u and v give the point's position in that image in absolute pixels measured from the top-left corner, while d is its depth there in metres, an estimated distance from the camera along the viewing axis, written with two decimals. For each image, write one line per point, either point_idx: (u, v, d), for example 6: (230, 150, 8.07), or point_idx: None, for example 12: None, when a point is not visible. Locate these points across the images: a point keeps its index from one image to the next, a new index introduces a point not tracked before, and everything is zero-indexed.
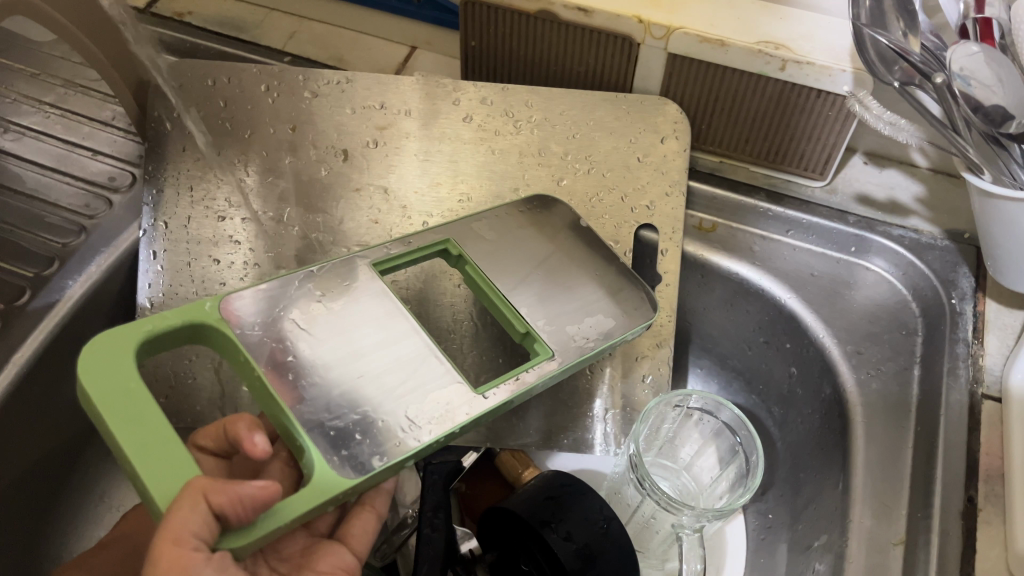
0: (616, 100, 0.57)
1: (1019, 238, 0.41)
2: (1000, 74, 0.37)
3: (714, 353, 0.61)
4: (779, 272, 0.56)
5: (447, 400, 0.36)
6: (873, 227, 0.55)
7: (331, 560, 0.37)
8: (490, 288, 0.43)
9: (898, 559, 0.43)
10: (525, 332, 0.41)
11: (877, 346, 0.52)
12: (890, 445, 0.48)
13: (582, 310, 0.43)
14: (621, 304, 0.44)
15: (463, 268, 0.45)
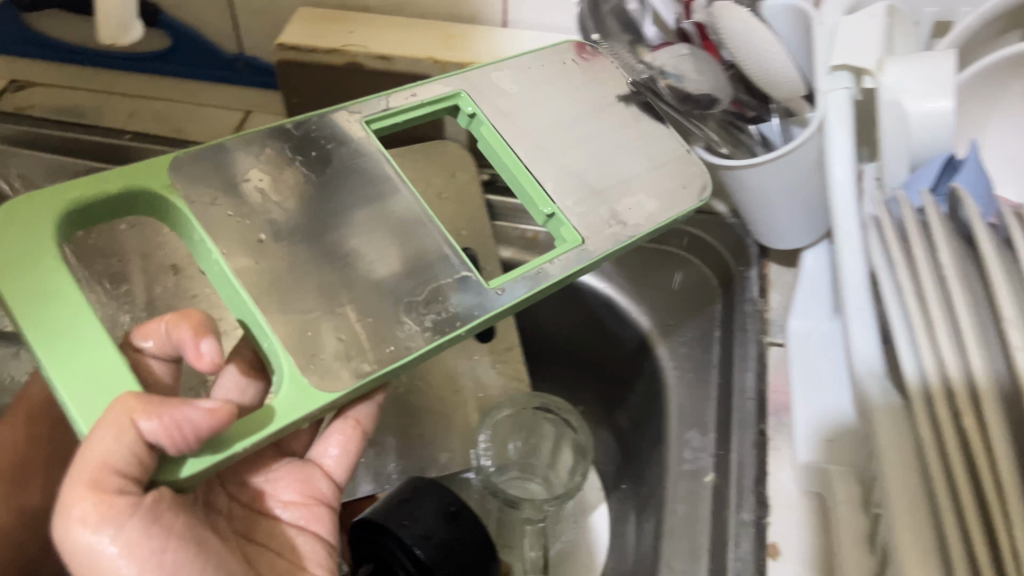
0: (402, 155, 0.63)
1: (758, 196, 0.50)
2: (701, 68, 0.45)
3: (557, 350, 0.67)
4: (595, 266, 0.63)
5: (457, 294, 0.41)
6: (669, 213, 0.63)
7: (302, 487, 0.43)
8: (503, 149, 0.48)
9: (708, 490, 0.49)
10: (550, 214, 0.45)
11: (683, 317, 0.59)
12: (698, 397, 0.54)
13: (617, 191, 0.47)
14: (672, 195, 0.47)
15: (474, 125, 0.49)
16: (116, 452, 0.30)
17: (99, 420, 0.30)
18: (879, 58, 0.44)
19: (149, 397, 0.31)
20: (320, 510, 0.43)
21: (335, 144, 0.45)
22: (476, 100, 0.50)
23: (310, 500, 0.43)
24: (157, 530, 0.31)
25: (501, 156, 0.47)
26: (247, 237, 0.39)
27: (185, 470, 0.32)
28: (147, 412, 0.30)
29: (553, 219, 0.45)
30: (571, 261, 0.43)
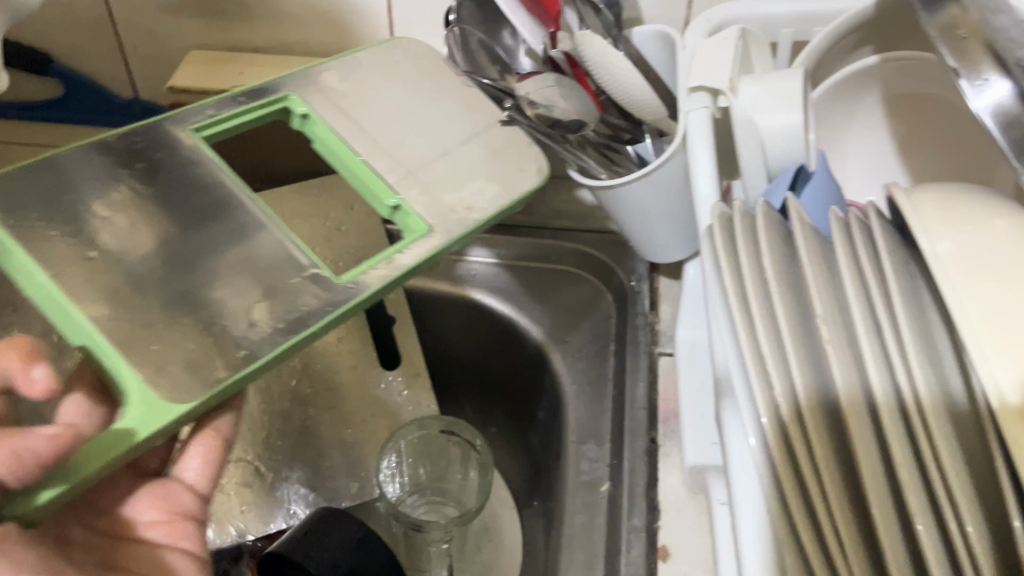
0: (300, 190, 0.64)
1: (634, 212, 0.52)
2: (567, 97, 0.48)
3: (466, 374, 0.68)
4: (493, 288, 0.64)
5: (302, 297, 0.38)
6: (562, 236, 0.66)
7: (162, 504, 0.40)
8: (337, 145, 0.44)
9: (604, 498, 0.50)
10: (396, 205, 0.42)
11: (579, 333, 0.60)
12: (595, 409, 0.56)
13: (462, 178, 0.44)
14: (523, 171, 0.46)
15: (304, 124, 0.46)
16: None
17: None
18: (729, 80, 0.47)
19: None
20: (186, 526, 0.40)
21: (168, 154, 0.42)
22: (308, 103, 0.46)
23: (175, 518, 0.40)
24: (8, 565, 0.29)
25: (344, 158, 0.44)
26: (67, 255, 0.36)
27: (39, 499, 0.30)
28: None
29: (402, 209, 0.42)
30: (423, 250, 0.40)
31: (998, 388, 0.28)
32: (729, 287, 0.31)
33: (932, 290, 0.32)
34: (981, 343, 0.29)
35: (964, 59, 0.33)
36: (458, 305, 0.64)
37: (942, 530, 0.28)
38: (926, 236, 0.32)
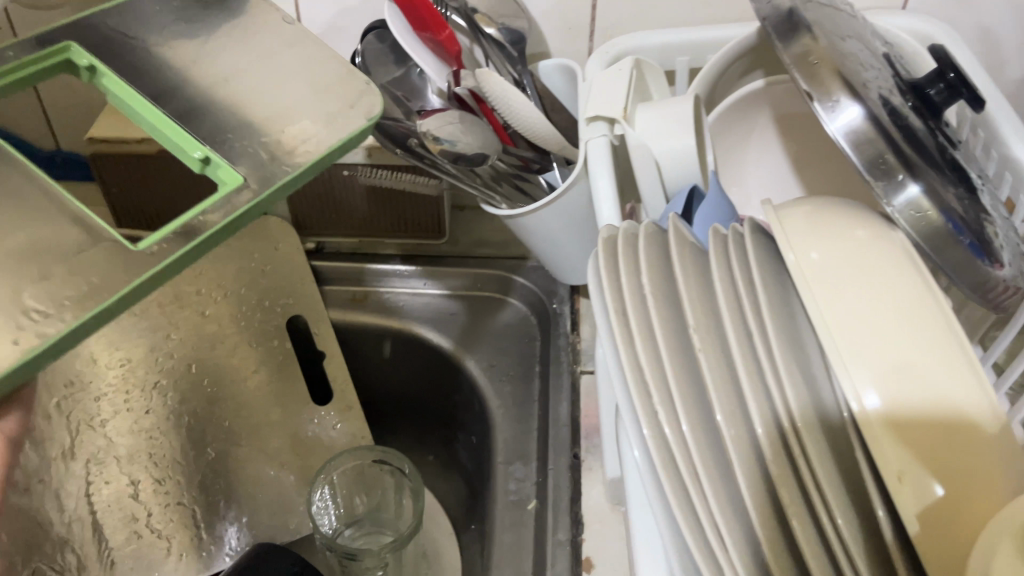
0: (224, 234, 0.64)
1: (542, 237, 0.55)
2: (470, 130, 0.50)
3: (400, 404, 0.69)
4: (421, 318, 0.65)
5: (96, 273, 0.34)
6: (489, 262, 0.67)
7: None
8: (129, 99, 0.42)
9: (531, 515, 0.52)
10: (204, 160, 0.40)
11: (506, 358, 0.62)
12: (521, 430, 0.57)
13: (284, 127, 0.42)
14: (346, 113, 0.42)
15: (95, 78, 0.43)
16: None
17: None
18: (623, 108, 0.50)
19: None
20: None
21: None
22: (90, 52, 0.43)
23: None
24: None
25: (142, 113, 0.41)
26: None
27: None
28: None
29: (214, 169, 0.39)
30: (242, 201, 0.38)
31: (865, 393, 0.30)
32: (610, 303, 0.33)
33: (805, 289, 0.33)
34: (846, 351, 0.31)
35: (816, 82, 0.36)
36: (386, 337, 0.65)
37: (814, 520, 0.30)
38: (792, 248, 0.35)
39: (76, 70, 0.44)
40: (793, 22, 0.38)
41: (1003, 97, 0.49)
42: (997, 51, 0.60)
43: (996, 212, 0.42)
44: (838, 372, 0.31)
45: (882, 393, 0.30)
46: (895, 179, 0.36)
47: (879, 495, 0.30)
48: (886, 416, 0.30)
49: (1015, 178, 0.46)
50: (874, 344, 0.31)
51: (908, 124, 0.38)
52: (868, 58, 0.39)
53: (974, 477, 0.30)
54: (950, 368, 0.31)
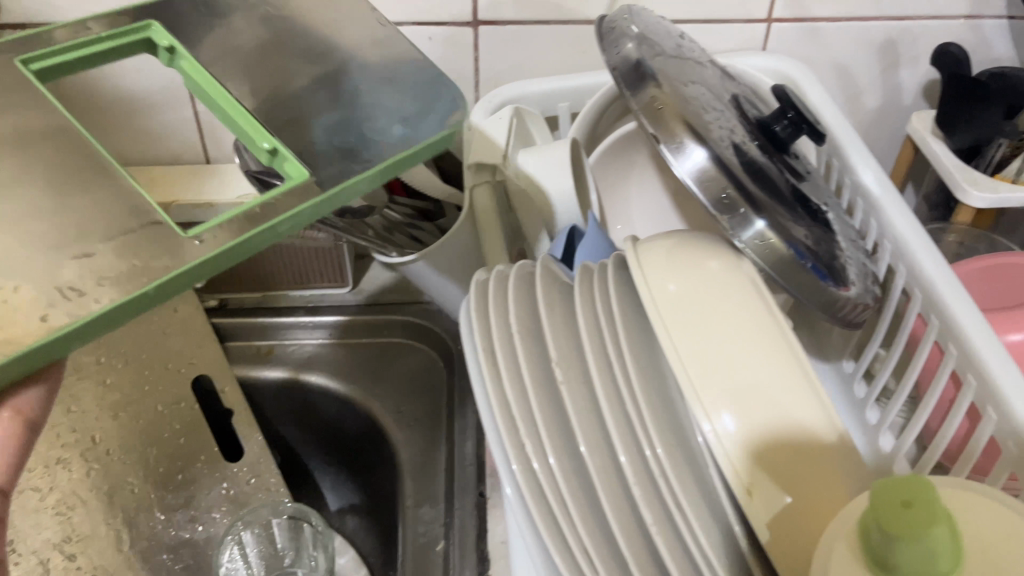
0: None
1: (436, 281, 0.56)
2: None
3: (313, 456, 0.69)
4: (328, 368, 0.66)
5: (155, 249, 0.34)
6: (395, 308, 0.68)
7: None
8: (213, 82, 0.43)
9: (438, 556, 0.53)
10: (271, 149, 0.40)
11: (414, 402, 0.63)
12: (429, 472, 0.58)
13: (361, 131, 0.43)
14: (426, 118, 0.43)
15: (175, 61, 0.44)
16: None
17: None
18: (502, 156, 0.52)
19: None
20: None
21: None
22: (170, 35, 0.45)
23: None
24: None
25: (215, 97, 0.42)
26: None
27: None
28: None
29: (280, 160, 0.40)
30: (313, 192, 0.37)
31: (718, 418, 0.33)
32: (478, 342, 0.35)
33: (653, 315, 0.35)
34: (698, 378, 0.34)
35: (662, 128, 0.38)
36: (293, 390, 0.66)
37: (678, 533, 0.32)
38: (643, 276, 0.37)
39: (154, 51, 0.45)
40: (639, 73, 0.40)
41: (850, 130, 0.53)
42: (852, 85, 0.64)
43: (845, 237, 0.46)
44: (691, 400, 0.33)
45: (734, 416, 0.33)
46: (738, 213, 0.38)
47: (734, 511, 0.33)
48: (738, 440, 0.32)
49: (864, 204, 0.50)
50: (724, 369, 0.34)
51: (756, 162, 0.42)
52: (712, 101, 0.43)
53: (818, 480, 0.33)
54: (792, 385, 0.34)
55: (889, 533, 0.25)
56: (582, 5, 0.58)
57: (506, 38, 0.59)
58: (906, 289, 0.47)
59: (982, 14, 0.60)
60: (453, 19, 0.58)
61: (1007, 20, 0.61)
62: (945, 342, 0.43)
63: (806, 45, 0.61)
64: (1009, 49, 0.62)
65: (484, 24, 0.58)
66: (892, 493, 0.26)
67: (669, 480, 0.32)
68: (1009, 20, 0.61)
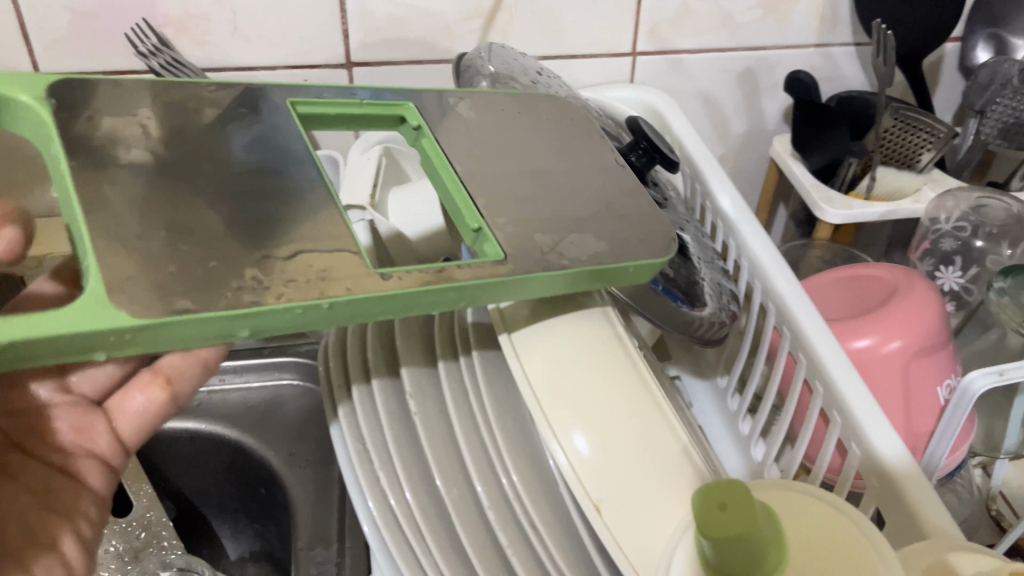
0: None
1: None
2: None
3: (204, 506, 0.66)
4: (218, 414, 0.64)
5: (345, 272, 0.30)
6: (283, 350, 0.68)
7: (79, 432, 0.40)
8: (443, 160, 0.38)
9: None
10: (478, 228, 0.35)
11: (306, 443, 0.63)
12: (322, 510, 0.58)
13: (568, 229, 0.36)
14: (640, 247, 0.37)
15: (420, 140, 0.40)
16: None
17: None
18: (371, 196, 0.51)
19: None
20: (94, 466, 0.41)
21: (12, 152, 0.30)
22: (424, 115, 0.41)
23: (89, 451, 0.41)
24: None
25: (441, 172, 0.38)
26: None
27: None
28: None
29: (486, 239, 0.35)
30: (485, 272, 0.32)
31: (571, 441, 0.34)
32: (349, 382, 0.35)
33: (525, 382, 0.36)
34: (549, 404, 0.35)
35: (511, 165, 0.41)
36: (183, 439, 0.63)
37: (531, 546, 0.35)
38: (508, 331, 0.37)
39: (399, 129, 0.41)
40: None
41: (710, 157, 0.55)
42: (718, 112, 0.68)
43: (702, 258, 0.48)
44: (542, 425, 0.35)
45: (585, 437, 0.34)
46: None
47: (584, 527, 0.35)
48: (590, 459, 0.34)
49: (722, 225, 0.53)
50: (575, 396, 0.35)
51: None
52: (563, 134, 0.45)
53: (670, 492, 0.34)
54: (643, 409, 0.36)
55: (709, 538, 0.26)
56: (454, 43, 0.59)
57: (381, 79, 0.60)
58: (762, 304, 0.49)
59: (830, 42, 0.64)
60: (326, 61, 0.58)
61: (853, 47, 0.65)
62: (797, 350, 0.45)
63: (672, 75, 0.64)
64: (858, 73, 0.66)
65: (359, 65, 0.58)
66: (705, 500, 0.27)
67: (523, 501, 0.35)
68: (855, 47, 0.65)
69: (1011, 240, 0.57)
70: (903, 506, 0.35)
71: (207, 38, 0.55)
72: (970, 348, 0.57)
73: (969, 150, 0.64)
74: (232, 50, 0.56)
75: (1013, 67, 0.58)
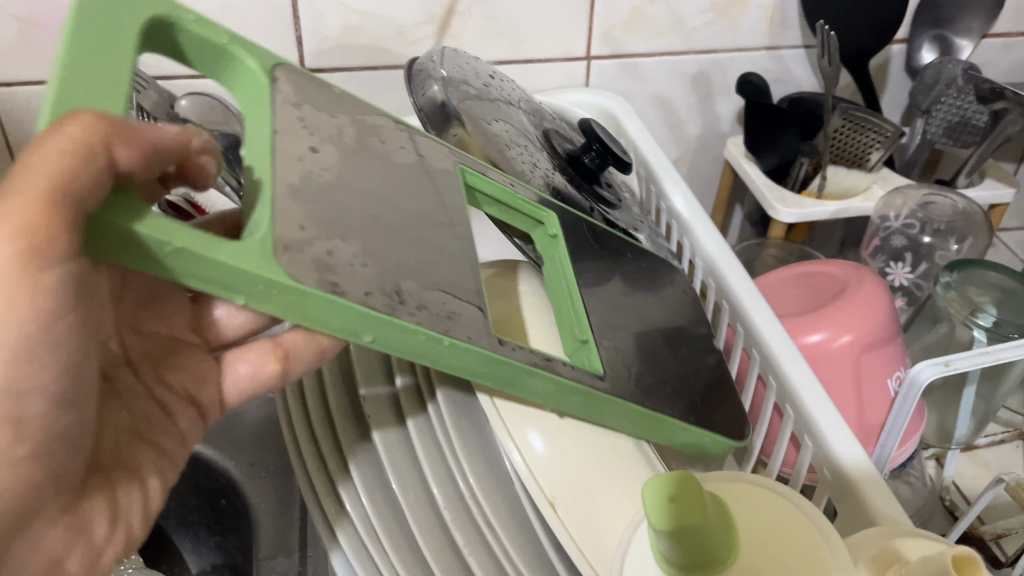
0: None
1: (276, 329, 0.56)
2: None
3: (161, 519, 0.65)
4: None
5: (463, 307, 0.31)
6: None
7: (183, 372, 0.35)
8: (565, 280, 0.39)
9: None
10: (585, 340, 0.37)
11: (266, 455, 0.62)
12: (283, 523, 0.58)
13: (662, 376, 0.39)
14: (712, 415, 0.40)
15: (551, 250, 0.41)
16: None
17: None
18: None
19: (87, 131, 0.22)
20: (189, 413, 0.36)
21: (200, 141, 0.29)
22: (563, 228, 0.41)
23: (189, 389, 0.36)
24: None
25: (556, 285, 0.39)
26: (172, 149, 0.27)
27: None
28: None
29: (592, 355, 0.37)
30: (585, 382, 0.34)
31: (533, 446, 0.34)
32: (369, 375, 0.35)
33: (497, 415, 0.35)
34: (508, 412, 0.35)
35: None
36: None
37: (487, 545, 0.36)
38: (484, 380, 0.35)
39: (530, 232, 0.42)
40: (444, 113, 0.42)
41: (664, 158, 0.56)
42: (673, 115, 0.68)
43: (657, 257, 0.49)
44: (500, 429, 0.35)
45: (541, 437, 0.35)
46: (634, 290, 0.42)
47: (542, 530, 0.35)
48: (545, 459, 0.34)
49: (677, 226, 0.53)
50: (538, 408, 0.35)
51: (565, 194, 0.44)
52: (517, 137, 0.45)
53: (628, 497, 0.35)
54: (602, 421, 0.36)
55: (663, 531, 0.27)
56: (409, 49, 0.59)
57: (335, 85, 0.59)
58: (716, 301, 0.50)
59: (780, 44, 0.65)
60: None
61: (803, 49, 0.66)
62: (751, 347, 0.45)
63: (626, 79, 0.65)
64: (808, 75, 0.68)
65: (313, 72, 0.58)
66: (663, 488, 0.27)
67: (480, 502, 0.36)
68: (805, 49, 0.66)
69: (957, 236, 0.59)
70: (854, 497, 0.36)
71: None
72: (923, 342, 0.58)
73: (916, 150, 0.65)
74: None
75: (957, 67, 0.60)
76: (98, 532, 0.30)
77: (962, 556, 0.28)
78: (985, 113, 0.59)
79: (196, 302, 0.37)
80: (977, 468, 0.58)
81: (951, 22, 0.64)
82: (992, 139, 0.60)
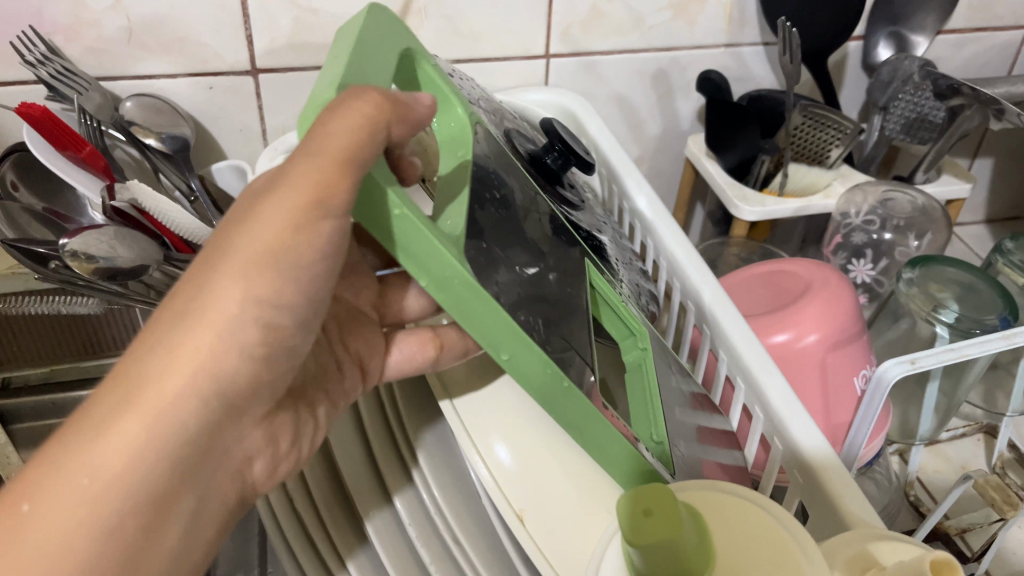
0: None
1: None
2: (114, 239, 0.46)
3: None
4: None
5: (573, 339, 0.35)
6: None
7: (360, 340, 0.38)
8: (653, 402, 0.39)
9: None
10: (660, 443, 0.38)
11: None
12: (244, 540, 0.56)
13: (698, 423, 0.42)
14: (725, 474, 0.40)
15: (638, 365, 0.40)
16: (263, 241, 0.26)
17: (265, 185, 0.27)
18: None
19: (371, 101, 0.26)
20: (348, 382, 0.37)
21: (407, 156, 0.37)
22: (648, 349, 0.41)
23: (356, 357, 0.37)
24: None
25: (641, 407, 0.39)
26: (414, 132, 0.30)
27: None
28: (189, 273, 0.27)
29: (666, 454, 0.38)
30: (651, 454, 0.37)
31: (499, 456, 0.33)
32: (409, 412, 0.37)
33: (465, 429, 0.34)
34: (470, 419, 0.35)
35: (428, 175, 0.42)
36: None
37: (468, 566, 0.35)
38: (450, 395, 0.36)
39: (620, 336, 0.42)
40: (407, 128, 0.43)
41: (626, 158, 0.55)
42: (633, 114, 0.68)
43: (622, 259, 0.48)
44: (464, 440, 0.34)
45: (506, 446, 0.34)
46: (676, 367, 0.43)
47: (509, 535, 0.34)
48: (510, 470, 0.33)
49: (641, 227, 0.53)
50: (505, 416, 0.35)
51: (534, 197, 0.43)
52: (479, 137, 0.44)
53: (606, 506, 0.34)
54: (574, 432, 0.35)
55: (635, 547, 0.26)
56: None
57: (287, 85, 0.58)
58: (682, 303, 0.49)
59: (739, 42, 0.65)
60: (229, 68, 0.56)
61: (761, 47, 0.66)
62: (718, 348, 0.45)
63: (585, 78, 0.64)
64: (767, 73, 0.67)
65: (264, 72, 0.57)
66: (640, 500, 0.27)
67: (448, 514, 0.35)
68: (763, 47, 0.66)
69: (917, 231, 0.59)
70: (827, 499, 0.35)
71: (100, 44, 0.52)
72: (886, 338, 0.58)
73: (875, 146, 0.65)
74: (126, 59, 0.53)
75: (913, 63, 0.60)
76: (282, 445, 0.33)
77: (940, 561, 0.27)
78: (942, 109, 0.60)
79: (382, 284, 0.40)
80: (942, 463, 0.59)
81: (906, 18, 0.64)
82: (949, 135, 0.60)
